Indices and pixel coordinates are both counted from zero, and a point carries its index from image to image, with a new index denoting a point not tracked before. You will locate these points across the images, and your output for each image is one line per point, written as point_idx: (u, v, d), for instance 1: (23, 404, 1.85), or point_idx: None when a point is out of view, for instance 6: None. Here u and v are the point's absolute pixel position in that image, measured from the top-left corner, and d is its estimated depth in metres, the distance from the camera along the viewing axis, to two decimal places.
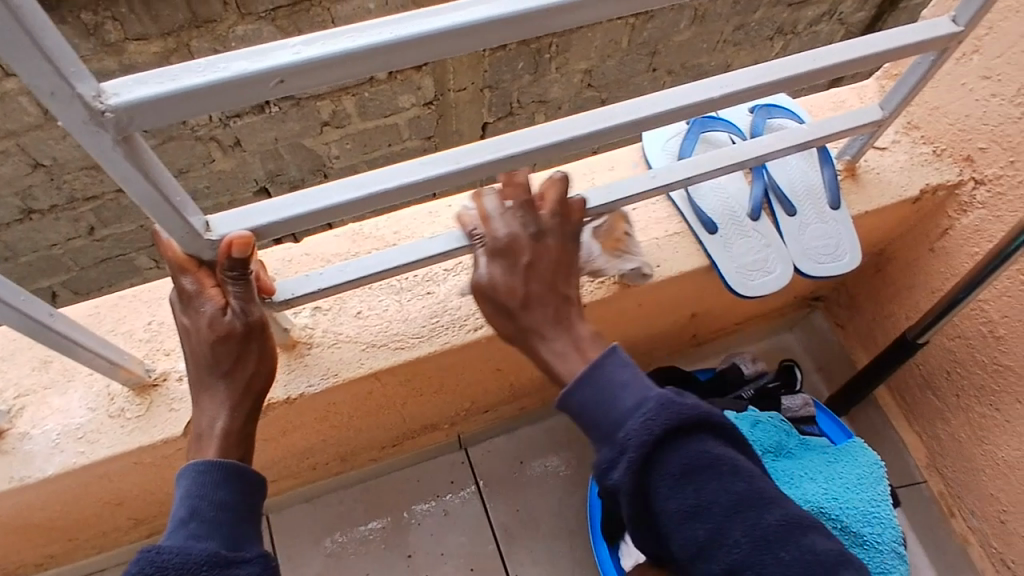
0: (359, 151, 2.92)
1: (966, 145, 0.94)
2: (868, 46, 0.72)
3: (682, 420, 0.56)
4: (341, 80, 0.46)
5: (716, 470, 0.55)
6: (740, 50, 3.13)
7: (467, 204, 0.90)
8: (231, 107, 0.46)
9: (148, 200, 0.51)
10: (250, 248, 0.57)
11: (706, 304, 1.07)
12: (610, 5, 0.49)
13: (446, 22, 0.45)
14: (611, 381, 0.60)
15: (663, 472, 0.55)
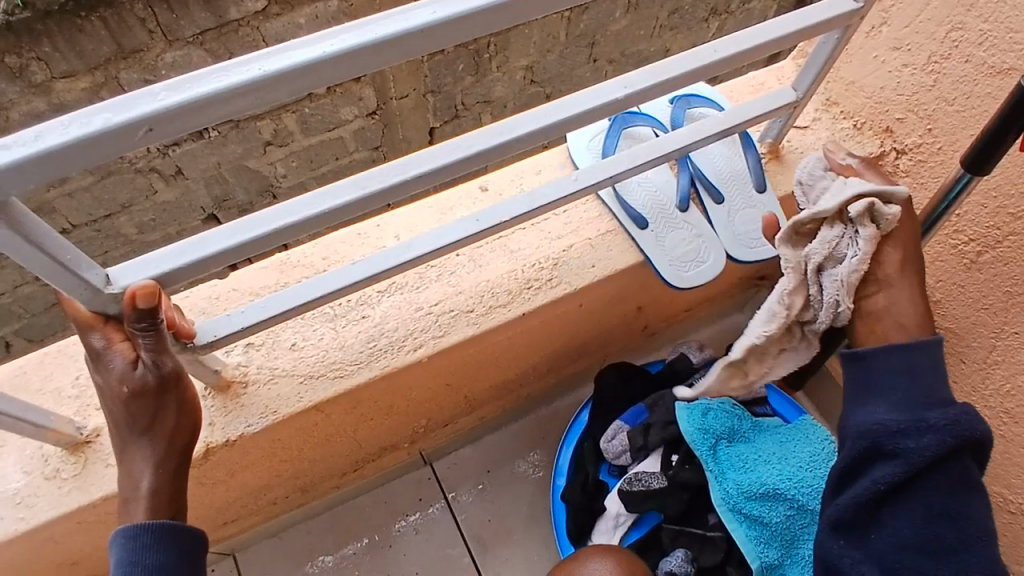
0: (307, 168, 2.87)
1: (884, 116, 0.96)
2: (769, 33, 0.73)
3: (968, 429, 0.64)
4: (220, 119, 0.45)
5: (968, 480, 0.64)
6: (677, 34, 3.15)
7: (396, 221, 0.88)
8: (109, 159, 0.44)
9: (37, 265, 0.49)
10: (157, 298, 0.55)
11: (651, 296, 1.08)
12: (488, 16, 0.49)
13: (322, 50, 0.44)
14: (931, 366, 0.67)
15: (945, 463, 0.63)
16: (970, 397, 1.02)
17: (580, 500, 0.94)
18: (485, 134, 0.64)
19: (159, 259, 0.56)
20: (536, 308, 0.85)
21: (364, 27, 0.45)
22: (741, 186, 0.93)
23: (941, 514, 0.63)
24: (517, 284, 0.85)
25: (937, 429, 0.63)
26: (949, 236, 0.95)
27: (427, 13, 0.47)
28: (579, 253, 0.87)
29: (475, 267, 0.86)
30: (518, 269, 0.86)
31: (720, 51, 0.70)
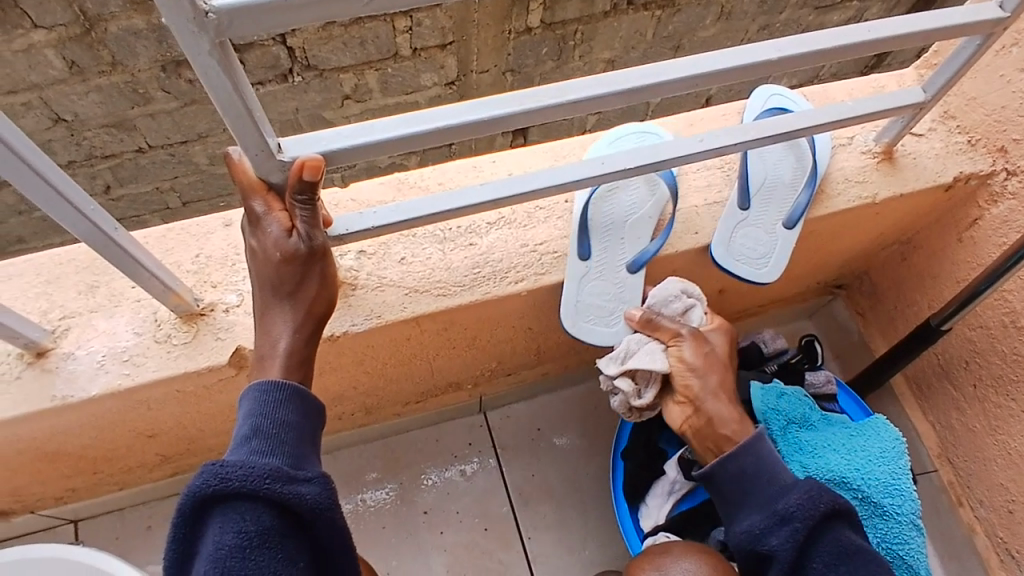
0: None
1: (1001, 135, 0.96)
2: (921, 24, 0.74)
3: (816, 508, 0.70)
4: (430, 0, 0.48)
5: (846, 547, 0.68)
6: None
7: (511, 160, 0.92)
8: (323, 20, 0.48)
9: (233, 113, 0.53)
10: (321, 173, 0.59)
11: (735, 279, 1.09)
12: None
13: None
14: (762, 462, 0.77)
15: (819, 541, 0.69)
16: None
17: (643, 460, 0.99)
18: (636, 73, 0.66)
19: (328, 138, 0.60)
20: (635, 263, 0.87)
21: None
22: (774, 211, 0.91)
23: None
24: (622, 239, 0.88)
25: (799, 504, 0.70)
26: None
27: None
28: (682, 218, 0.89)
29: (581, 215, 0.89)
30: (623, 224, 0.88)
31: (874, 32, 0.73)
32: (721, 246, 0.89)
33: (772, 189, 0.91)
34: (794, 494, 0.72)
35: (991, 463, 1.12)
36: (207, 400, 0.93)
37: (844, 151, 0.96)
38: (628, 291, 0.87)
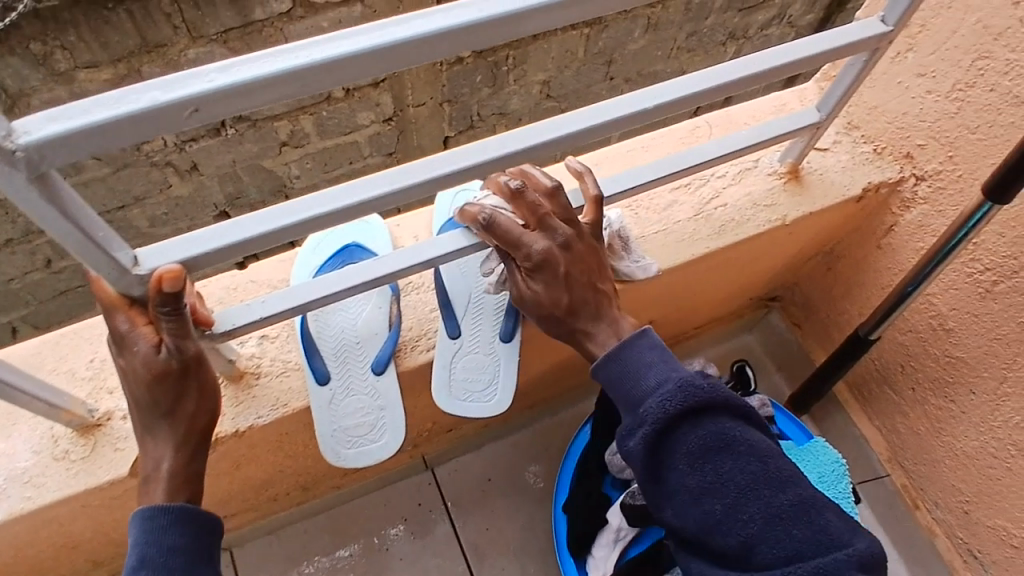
0: (321, 170, 2.89)
1: (906, 142, 0.93)
2: (803, 50, 0.71)
3: (695, 400, 0.61)
4: (262, 105, 0.46)
5: (724, 442, 0.61)
6: (694, 56, 3.15)
7: (415, 222, 0.88)
8: (141, 139, 0.44)
9: (74, 241, 0.49)
10: (181, 281, 0.55)
11: (664, 309, 1.07)
12: (536, 23, 0.51)
13: (371, 42, 0.45)
14: (642, 362, 0.66)
15: (684, 432, 0.61)
16: (979, 428, 1.02)
17: (584, 511, 0.96)
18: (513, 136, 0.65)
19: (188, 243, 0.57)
20: None
21: (410, 21, 0.47)
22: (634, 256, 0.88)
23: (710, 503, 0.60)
24: None
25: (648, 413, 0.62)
26: (965, 264, 0.93)
27: (474, 11, 0.48)
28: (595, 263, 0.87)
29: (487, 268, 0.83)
30: None
31: (750, 66, 0.71)
32: (444, 389, 0.79)
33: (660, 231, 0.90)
34: (653, 397, 0.63)
35: (939, 464, 1.12)
36: (121, 507, 0.88)
37: (751, 174, 0.95)
38: (384, 398, 0.77)
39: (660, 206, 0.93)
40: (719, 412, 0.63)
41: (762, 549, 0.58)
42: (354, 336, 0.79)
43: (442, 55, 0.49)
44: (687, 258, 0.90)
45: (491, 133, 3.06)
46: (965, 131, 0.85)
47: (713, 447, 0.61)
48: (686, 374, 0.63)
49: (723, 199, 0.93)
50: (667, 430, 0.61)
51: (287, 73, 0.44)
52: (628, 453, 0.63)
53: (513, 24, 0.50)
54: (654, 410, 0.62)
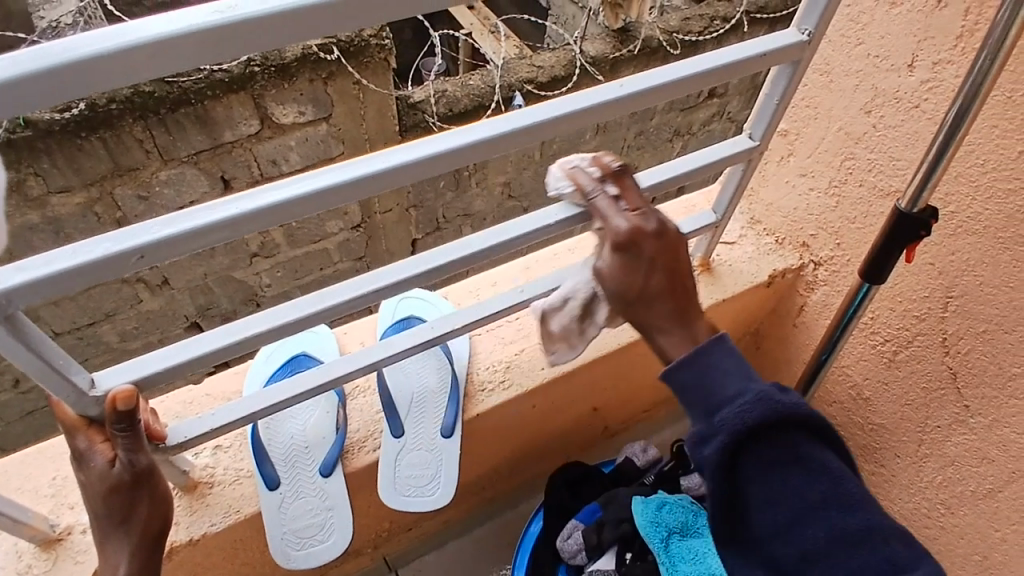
0: (291, 278, 2.98)
1: (800, 233, 1.05)
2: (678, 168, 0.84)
3: (781, 407, 0.58)
4: (197, 250, 0.54)
5: (804, 455, 0.59)
6: (645, 152, 3.37)
7: (361, 329, 0.96)
8: (87, 286, 0.52)
9: (38, 371, 0.56)
10: (135, 399, 0.61)
11: (605, 396, 1.14)
12: (423, 170, 0.62)
13: (291, 192, 0.56)
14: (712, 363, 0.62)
15: (774, 432, 0.59)
16: (909, 490, 1.07)
17: None
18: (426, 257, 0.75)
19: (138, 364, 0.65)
20: (488, 408, 0.90)
21: (322, 174, 0.57)
22: (563, 348, 0.96)
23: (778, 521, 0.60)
24: (472, 386, 0.91)
25: (722, 430, 0.58)
26: (867, 338, 1.02)
27: (372, 164, 0.59)
28: (528, 357, 0.95)
29: (427, 368, 0.91)
30: (474, 372, 0.93)
31: (636, 184, 0.83)
32: (388, 486, 0.85)
33: (590, 323, 0.98)
34: (728, 407, 0.59)
35: None
36: None
37: None
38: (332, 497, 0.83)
39: None
40: (800, 427, 0.60)
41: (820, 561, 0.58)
42: (303, 440, 0.84)
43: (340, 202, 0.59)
44: (612, 348, 0.97)
45: (456, 233, 3.21)
46: (847, 221, 0.96)
47: (782, 459, 0.59)
48: (768, 387, 0.59)
49: None
50: (739, 446, 0.59)
51: (208, 226, 0.53)
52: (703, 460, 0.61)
53: (400, 172, 0.60)
54: (733, 423, 0.58)
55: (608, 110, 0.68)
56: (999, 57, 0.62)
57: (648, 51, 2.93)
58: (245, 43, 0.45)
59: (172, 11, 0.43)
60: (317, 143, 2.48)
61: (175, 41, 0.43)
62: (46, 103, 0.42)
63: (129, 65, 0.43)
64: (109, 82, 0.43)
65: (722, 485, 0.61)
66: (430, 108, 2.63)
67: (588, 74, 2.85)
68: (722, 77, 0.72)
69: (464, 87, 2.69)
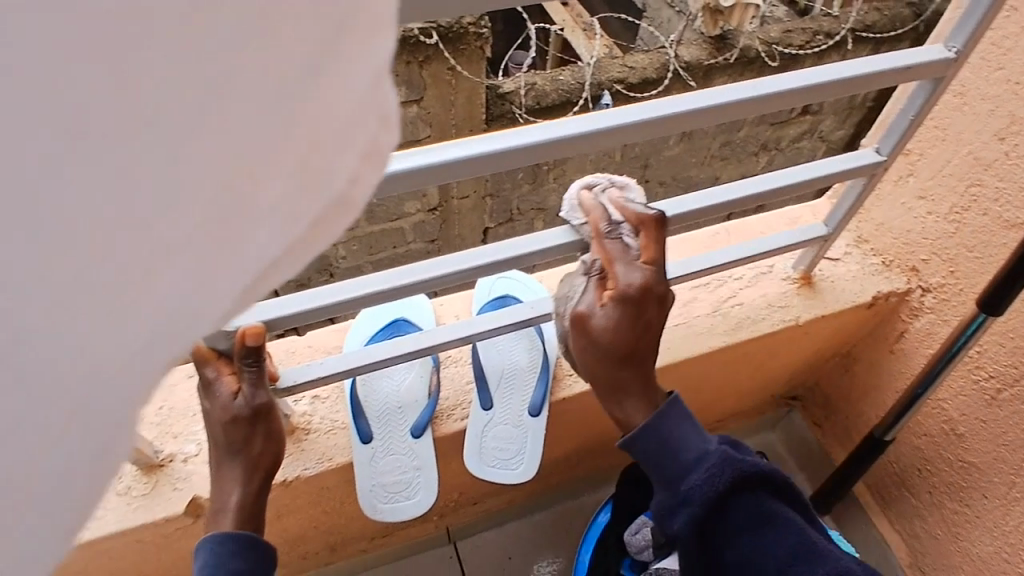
0: (364, 253, 3.06)
1: (910, 257, 1.01)
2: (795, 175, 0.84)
3: (740, 470, 0.67)
4: None
5: (766, 516, 0.67)
6: (727, 164, 3.30)
7: (456, 303, 0.98)
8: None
9: None
10: (262, 337, 0.65)
11: (685, 399, 1.13)
12: (552, 149, 0.63)
13: (432, 159, 0.58)
14: (666, 442, 0.70)
15: (734, 498, 0.66)
16: (993, 534, 1.03)
17: None
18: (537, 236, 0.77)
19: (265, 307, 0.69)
20: (574, 394, 0.92)
21: (460, 145, 0.60)
22: (653, 344, 0.96)
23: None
24: (561, 370, 0.93)
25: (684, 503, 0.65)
26: (971, 372, 0.98)
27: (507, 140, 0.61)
28: None
29: (518, 347, 0.93)
30: (564, 357, 0.94)
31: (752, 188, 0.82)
32: (473, 455, 0.88)
33: (683, 323, 0.98)
34: (694, 475, 0.67)
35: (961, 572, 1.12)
36: (167, 546, 0.94)
37: (765, 278, 1.03)
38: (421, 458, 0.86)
39: (680, 301, 1.00)
40: (759, 487, 0.68)
41: None
42: (397, 401, 0.87)
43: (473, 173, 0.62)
44: (702, 350, 0.97)
45: (528, 227, 3.23)
46: (964, 249, 0.92)
47: (761, 521, 0.66)
48: (717, 456, 0.68)
49: (740, 299, 1.01)
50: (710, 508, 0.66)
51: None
52: (675, 533, 0.67)
53: (532, 150, 0.62)
54: (701, 487, 0.66)
55: (737, 109, 0.68)
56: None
57: (744, 62, 2.88)
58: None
59: None
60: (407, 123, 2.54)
61: None
62: None
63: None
64: None
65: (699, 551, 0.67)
66: (519, 99, 2.66)
67: (681, 79, 2.82)
68: (859, 87, 0.71)
69: (555, 82, 2.71)
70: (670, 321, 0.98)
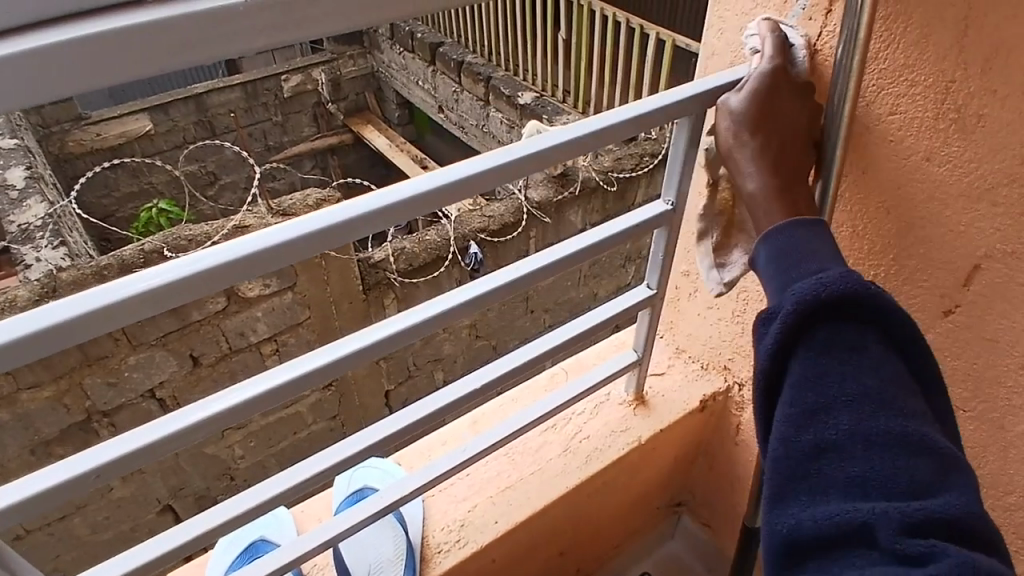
0: (266, 445, 3.06)
1: (720, 358, 1.12)
2: (583, 323, 0.96)
3: (860, 287, 0.56)
4: (153, 459, 0.66)
5: (852, 344, 0.56)
6: (600, 281, 3.51)
7: (318, 504, 0.99)
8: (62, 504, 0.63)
9: None
10: None
11: (568, 538, 1.17)
12: (341, 366, 0.74)
13: (230, 399, 0.68)
14: (796, 247, 0.62)
15: (823, 318, 0.57)
16: None
17: None
18: (363, 434, 0.84)
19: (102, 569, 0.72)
20: (444, 570, 0.93)
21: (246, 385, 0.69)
22: (512, 500, 1.00)
23: (818, 393, 0.56)
24: (428, 550, 0.94)
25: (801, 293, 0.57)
26: None
27: (289, 369, 0.71)
28: (481, 512, 0.98)
29: (380, 538, 0.95)
30: (431, 534, 0.96)
31: (547, 343, 0.93)
32: None
33: (536, 471, 1.03)
34: (808, 278, 0.58)
35: None
36: None
37: (603, 407, 1.12)
38: None
39: (532, 448, 1.07)
40: (867, 321, 0.57)
41: (867, 475, 0.52)
42: None
43: (273, 403, 0.71)
44: (559, 492, 1.01)
45: (429, 378, 3.31)
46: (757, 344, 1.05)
47: (822, 362, 0.56)
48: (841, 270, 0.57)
49: (585, 433, 1.09)
50: (809, 322, 0.57)
51: (143, 449, 0.65)
52: (765, 336, 0.60)
53: (308, 378, 0.72)
54: (788, 302, 0.58)
55: (480, 302, 0.80)
56: (822, 213, 0.77)
57: (587, 190, 3.17)
58: (119, 317, 0.52)
59: (113, 282, 0.52)
60: (284, 310, 2.70)
61: (143, 299, 0.52)
62: (29, 359, 0.50)
63: (45, 346, 0.50)
64: (94, 333, 0.52)
65: (770, 370, 0.59)
66: (391, 266, 2.83)
67: (535, 217, 3.06)
68: (582, 257, 0.85)
69: (422, 242, 2.88)
70: (523, 472, 1.03)
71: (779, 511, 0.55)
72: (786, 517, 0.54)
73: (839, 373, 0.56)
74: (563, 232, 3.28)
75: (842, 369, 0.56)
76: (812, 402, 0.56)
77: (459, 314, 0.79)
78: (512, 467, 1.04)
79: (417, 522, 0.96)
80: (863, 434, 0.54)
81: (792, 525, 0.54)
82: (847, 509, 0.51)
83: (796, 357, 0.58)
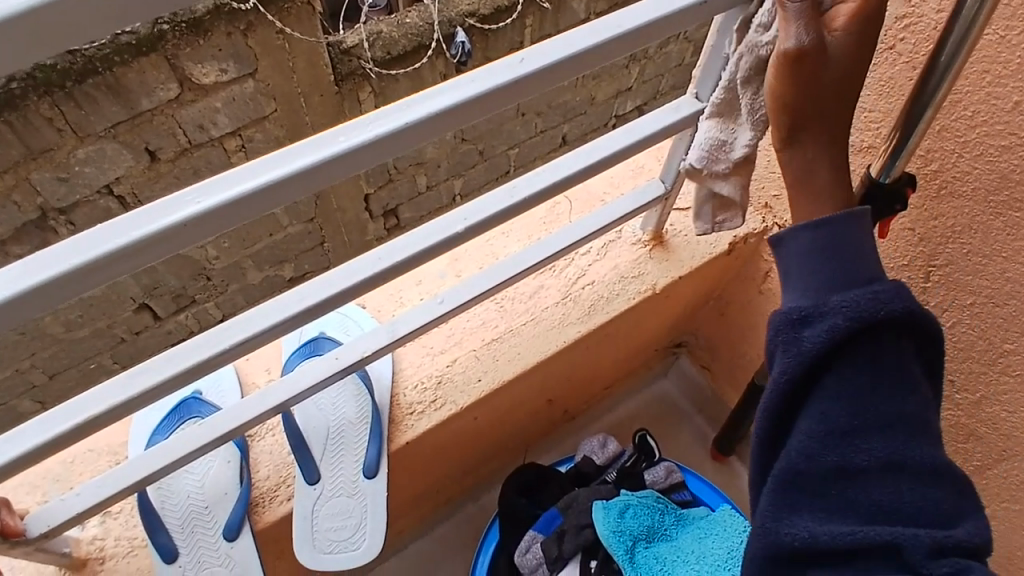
0: (240, 247, 2.88)
1: (762, 194, 0.91)
2: (600, 151, 0.74)
3: (907, 316, 0.50)
4: (31, 315, 0.48)
5: (899, 372, 0.50)
6: (601, 81, 3.14)
7: (267, 356, 0.84)
8: None
9: None
10: None
11: (560, 386, 1.04)
12: (282, 191, 0.52)
13: (127, 237, 0.47)
14: (854, 249, 0.51)
15: (871, 339, 0.50)
16: None
17: None
18: None
19: None
20: (417, 436, 0.80)
21: (149, 215, 0.48)
22: (498, 355, 0.84)
23: (852, 416, 0.51)
24: (398, 412, 0.80)
25: (839, 312, 0.49)
26: None
27: (204, 196, 0.49)
28: (462, 369, 0.83)
29: (340, 396, 0.81)
30: (401, 393, 0.82)
31: (549, 176, 0.73)
32: (307, 541, 0.76)
33: (530, 322, 0.87)
34: (858, 291, 0.50)
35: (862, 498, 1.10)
36: None
37: (613, 248, 0.93)
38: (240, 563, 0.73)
39: (526, 294, 0.89)
40: (911, 348, 0.51)
41: (900, 504, 0.50)
42: (202, 500, 0.74)
43: (191, 240, 0.51)
44: (553, 348, 0.85)
45: (411, 183, 3.07)
46: None
47: (872, 385, 0.50)
48: (893, 295, 0.50)
49: (590, 278, 0.90)
50: (847, 339, 0.50)
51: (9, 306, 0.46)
52: (794, 342, 0.51)
53: (240, 206, 0.50)
54: (839, 313, 0.49)
55: (464, 114, 0.55)
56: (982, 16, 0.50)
57: None
58: None
59: None
60: (245, 102, 2.32)
61: None
62: None
63: None
64: None
65: (788, 381, 0.52)
66: (366, 53, 2.42)
67: (532, 2, 2.61)
68: (619, 50, 0.59)
69: (401, 26, 2.45)
70: (513, 323, 0.86)
71: (789, 511, 0.52)
72: (797, 526, 0.51)
73: (861, 395, 0.51)
74: (563, 22, 2.84)
75: (886, 394, 0.51)
76: (848, 423, 0.50)
77: (434, 128, 0.55)
78: (500, 316, 0.87)
79: (383, 381, 0.80)
80: (900, 459, 0.50)
81: (805, 537, 0.51)
82: (858, 532, 0.49)
83: (830, 373, 0.51)
